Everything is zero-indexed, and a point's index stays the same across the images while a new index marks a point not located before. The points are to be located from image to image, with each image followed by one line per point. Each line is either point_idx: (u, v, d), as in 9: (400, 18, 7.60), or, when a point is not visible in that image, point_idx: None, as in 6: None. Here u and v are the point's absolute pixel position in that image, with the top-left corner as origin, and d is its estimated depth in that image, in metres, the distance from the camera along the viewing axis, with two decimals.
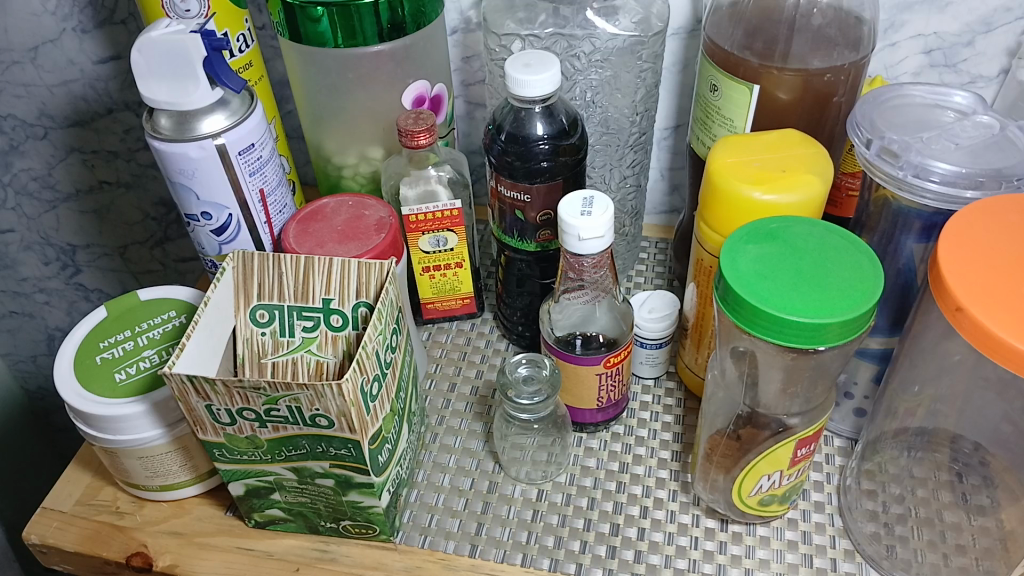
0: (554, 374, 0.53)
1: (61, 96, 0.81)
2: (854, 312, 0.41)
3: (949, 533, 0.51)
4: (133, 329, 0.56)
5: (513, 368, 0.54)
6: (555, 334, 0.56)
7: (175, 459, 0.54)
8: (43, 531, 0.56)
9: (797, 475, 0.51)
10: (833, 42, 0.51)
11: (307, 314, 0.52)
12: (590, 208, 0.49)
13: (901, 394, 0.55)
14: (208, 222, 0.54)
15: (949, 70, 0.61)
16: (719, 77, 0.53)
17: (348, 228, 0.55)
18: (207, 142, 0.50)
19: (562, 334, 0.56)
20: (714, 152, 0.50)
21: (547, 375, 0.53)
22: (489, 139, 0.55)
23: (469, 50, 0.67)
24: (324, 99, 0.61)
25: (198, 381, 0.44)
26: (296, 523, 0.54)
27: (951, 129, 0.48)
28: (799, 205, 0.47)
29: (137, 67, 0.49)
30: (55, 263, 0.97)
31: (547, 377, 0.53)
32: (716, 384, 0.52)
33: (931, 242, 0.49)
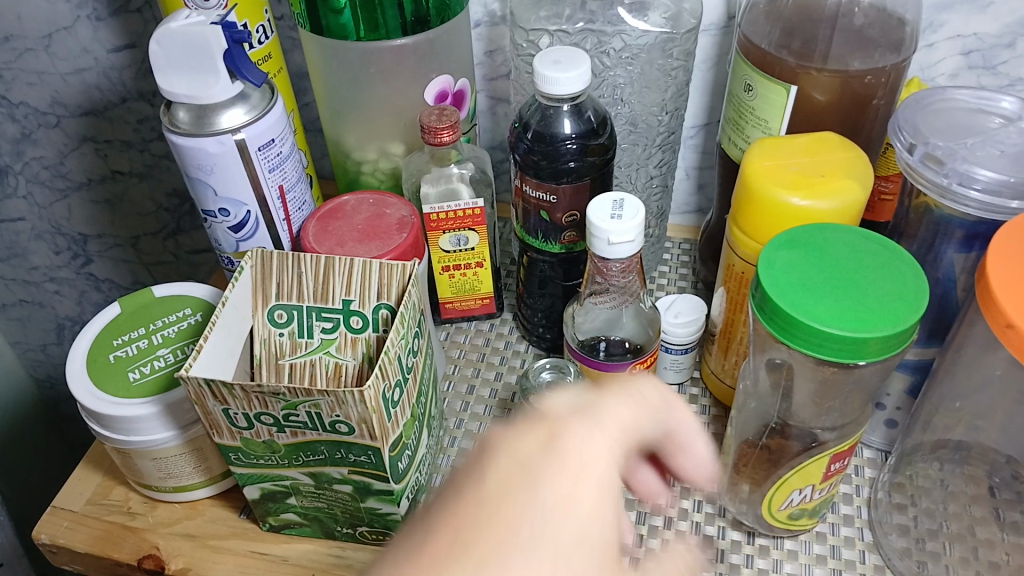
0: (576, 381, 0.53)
1: (75, 84, 0.80)
2: (897, 327, 0.39)
3: (982, 550, 0.50)
4: (148, 327, 0.55)
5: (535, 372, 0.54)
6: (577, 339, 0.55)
7: (190, 461, 0.52)
8: (53, 531, 0.55)
9: (829, 489, 0.49)
10: (875, 43, 0.49)
11: (326, 315, 0.51)
12: (620, 211, 0.47)
13: (940, 409, 0.53)
14: (226, 218, 0.53)
15: (987, 73, 0.59)
16: (754, 77, 0.51)
17: (370, 227, 0.54)
18: (227, 137, 0.49)
19: (588, 341, 0.55)
20: (749, 154, 0.49)
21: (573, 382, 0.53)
22: (515, 136, 0.54)
23: (493, 43, 0.65)
24: (345, 93, 0.59)
25: (216, 385, 0.43)
26: (312, 527, 0.53)
27: (996, 135, 0.46)
28: (837, 212, 0.46)
29: (156, 59, 0.48)
30: (66, 252, 0.96)
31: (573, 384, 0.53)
32: (747, 394, 0.51)
33: (973, 252, 0.47)
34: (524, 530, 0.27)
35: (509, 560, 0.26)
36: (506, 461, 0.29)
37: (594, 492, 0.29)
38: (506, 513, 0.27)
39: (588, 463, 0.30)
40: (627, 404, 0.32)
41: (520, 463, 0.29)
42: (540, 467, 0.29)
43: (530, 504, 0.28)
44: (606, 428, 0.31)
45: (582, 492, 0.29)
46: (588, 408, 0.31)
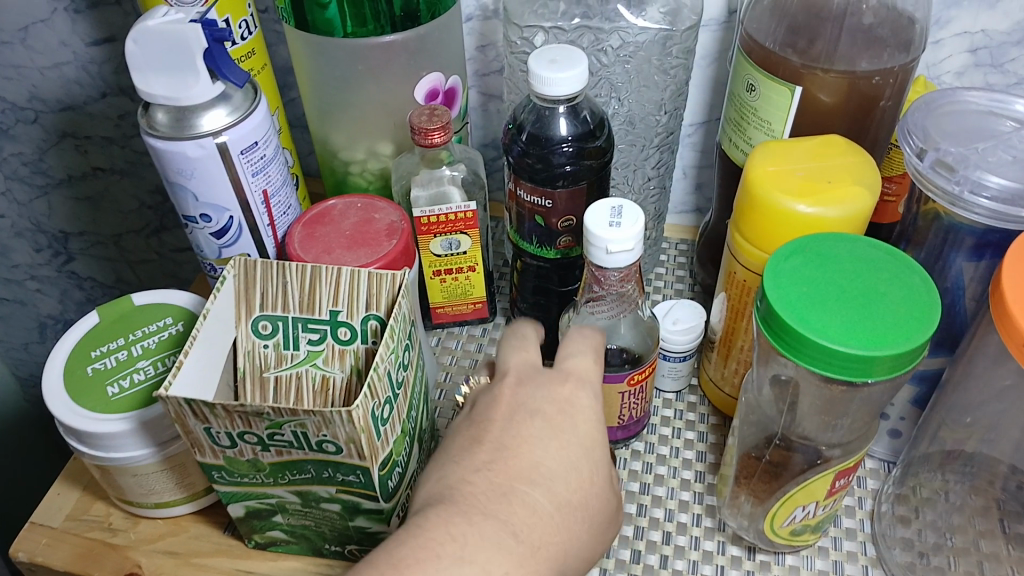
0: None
1: (54, 79, 0.77)
2: (911, 345, 0.38)
3: (987, 563, 0.49)
4: (127, 337, 0.53)
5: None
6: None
7: (172, 476, 0.50)
8: (31, 549, 0.53)
9: (832, 505, 0.48)
10: (884, 42, 0.47)
11: (313, 327, 0.49)
12: (619, 219, 0.45)
13: (948, 421, 0.51)
14: (207, 224, 0.51)
15: (995, 71, 0.57)
16: (757, 77, 0.49)
17: (358, 233, 0.52)
18: (207, 140, 0.47)
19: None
20: (753, 158, 0.47)
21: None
22: (508, 138, 0.52)
23: (485, 38, 0.63)
24: (331, 91, 0.57)
25: (196, 404, 0.41)
26: (298, 545, 0.51)
27: (1009, 140, 0.44)
28: (845, 219, 0.44)
29: (132, 59, 0.45)
30: (47, 250, 0.94)
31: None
32: (749, 405, 0.50)
33: (983, 261, 0.46)
34: (566, 450, 0.45)
35: (542, 469, 0.43)
36: (532, 419, 0.45)
37: (584, 441, 0.45)
38: (529, 453, 0.44)
39: (578, 417, 0.46)
40: (585, 388, 0.47)
41: (532, 421, 0.45)
42: (556, 411, 0.46)
43: (546, 442, 0.44)
44: (568, 389, 0.47)
45: (582, 427, 0.46)
46: (530, 374, 0.48)
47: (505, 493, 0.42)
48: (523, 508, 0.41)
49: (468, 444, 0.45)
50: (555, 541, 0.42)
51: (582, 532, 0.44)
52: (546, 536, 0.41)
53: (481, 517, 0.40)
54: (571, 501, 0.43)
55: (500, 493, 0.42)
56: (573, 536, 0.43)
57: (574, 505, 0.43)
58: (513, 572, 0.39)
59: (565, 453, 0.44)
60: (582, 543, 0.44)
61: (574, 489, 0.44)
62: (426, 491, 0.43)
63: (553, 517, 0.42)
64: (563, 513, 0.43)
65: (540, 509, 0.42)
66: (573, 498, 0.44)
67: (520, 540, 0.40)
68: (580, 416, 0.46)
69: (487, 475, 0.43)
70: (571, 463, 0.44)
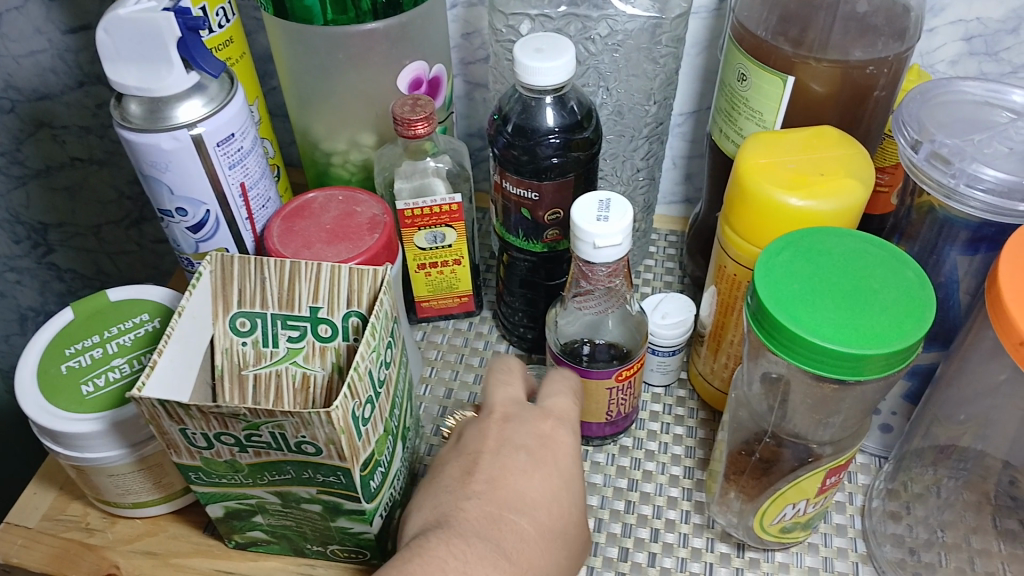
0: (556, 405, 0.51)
1: (28, 67, 0.75)
2: (905, 343, 0.37)
3: (978, 561, 0.48)
4: (102, 334, 0.51)
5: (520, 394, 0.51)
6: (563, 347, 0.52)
7: (149, 476, 0.49)
8: (6, 551, 0.52)
9: (823, 502, 0.47)
10: (878, 30, 0.46)
11: (292, 323, 0.47)
12: (607, 213, 0.44)
13: (941, 417, 0.51)
14: (184, 218, 0.49)
15: (989, 59, 0.56)
16: (748, 66, 0.48)
17: (339, 227, 0.50)
18: (183, 132, 0.45)
19: (574, 348, 0.52)
20: (744, 149, 0.46)
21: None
22: (494, 129, 0.51)
23: (470, 26, 0.61)
24: (311, 81, 0.55)
25: (171, 405, 0.39)
26: (280, 545, 0.50)
27: (1005, 131, 0.43)
28: (838, 212, 0.43)
29: (103, 48, 0.44)
30: (26, 242, 0.92)
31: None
32: (739, 402, 0.49)
33: (978, 254, 0.45)
34: (548, 480, 0.44)
35: (527, 500, 0.43)
36: (516, 453, 0.45)
37: (565, 473, 0.45)
38: (514, 484, 0.43)
39: (559, 451, 0.45)
40: (565, 426, 0.47)
41: (515, 457, 0.44)
42: (539, 446, 0.45)
43: (530, 474, 0.44)
44: (549, 424, 0.46)
45: (563, 463, 0.45)
46: (514, 410, 0.48)
47: (499, 519, 0.41)
48: (514, 535, 0.41)
49: (457, 478, 0.44)
50: (542, 568, 0.41)
51: (563, 562, 0.43)
52: (535, 563, 0.41)
53: (481, 539, 0.40)
54: (560, 528, 0.43)
55: (487, 520, 0.41)
56: (557, 564, 0.42)
57: (558, 534, 0.43)
58: None
59: (555, 484, 0.44)
60: (564, 571, 0.43)
61: (558, 517, 0.43)
62: (420, 520, 0.43)
63: (545, 542, 0.42)
64: (549, 540, 0.42)
65: (536, 533, 0.42)
66: (562, 526, 0.43)
67: (512, 562, 0.40)
68: (563, 451, 0.46)
69: (479, 503, 0.42)
70: (559, 493, 0.44)
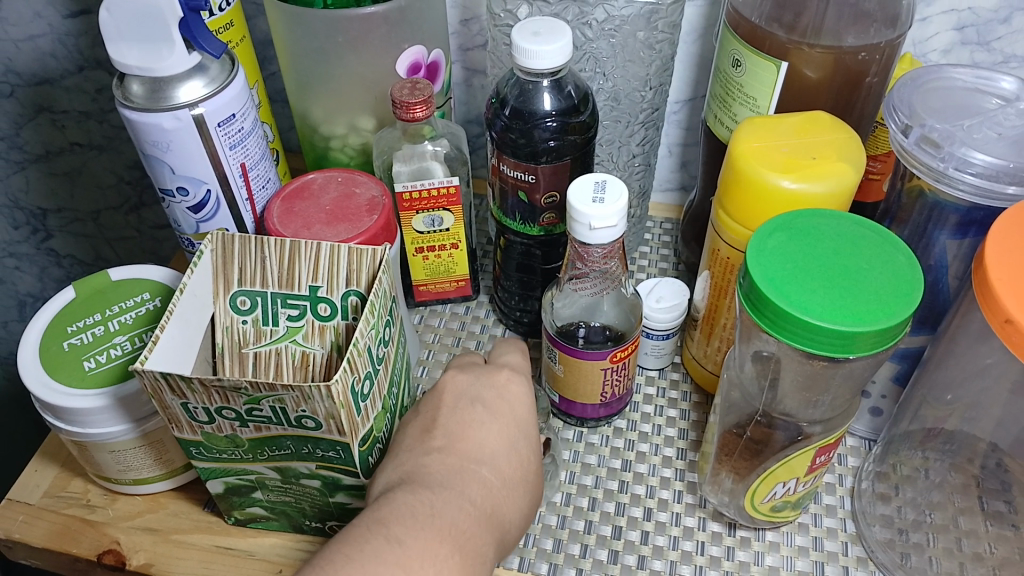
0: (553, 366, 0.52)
1: (28, 51, 0.75)
2: (893, 321, 0.37)
3: (966, 541, 0.49)
4: (104, 313, 0.52)
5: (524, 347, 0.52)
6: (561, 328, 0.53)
7: (149, 453, 0.50)
8: (8, 526, 0.52)
9: (813, 481, 0.48)
10: (871, 17, 0.46)
11: (292, 302, 0.48)
12: (602, 195, 0.45)
13: (930, 400, 0.51)
14: (185, 198, 0.50)
15: (981, 49, 0.56)
16: (743, 51, 0.49)
17: (338, 208, 0.51)
18: (184, 112, 0.46)
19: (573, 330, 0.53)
20: (738, 134, 0.46)
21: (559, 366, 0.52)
22: (491, 113, 0.52)
23: (468, 12, 0.61)
24: (311, 64, 0.56)
25: (173, 379, 0.40)
26: (279, 522, 0.51)
27: (994, 117, 0.44)
28: (830, 196, 0.44)
29: (105, 28, 0.45)
30: (25, 228, 0.92)
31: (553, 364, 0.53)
32: (732, 382, 0.50)
33: (967, 238, 0.46)
34: (505, 433, 0.45)
35: (485, 450, 0.44)
36: (473, 406, 0.46)
37: (522, 423, 0.47)
38: (473, 436, 0.44)
39: (514, 402, 0.47)
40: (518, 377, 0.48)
41: (473, 409, 0.46)
42: (493, 400, 0.47)
43: (487, 425, 0.45)
44: (504, 377, 0.48)
45: (518, 411, 0.47)
46: (469, 365, 0.49)
47: (462, 467, 0.43)
48: (476, 483, 0.42)
49: (416, 436, 0.45)
50: (506, 513, 0.43)
51: (521, 505, 0.45)
52: (497, 506, 0.43)
53: (446, 484, 0.41)
54: (519, 474, 0.45)
55: (451, 471, 0.42)
56: (516, 507, 0.44)
57: (516, 480, 0.44)
58: (477, 533, 0.40)
59: (510, 434, 0.46)
60: (523, 514, 0.45)
61: (517, 466, 0.45)
62: (386, 476, 0.43)
63: (504, 489, 0.43)
64: (511, 487, 0.44)
65: (495, 477, 0.43)
66: (520, 473, 0.45)
67: (475, 504, 0.41)
68: (520, 405, 0.47)
69: (441, 453, 0.43)
70: (513, 442, 0.45)
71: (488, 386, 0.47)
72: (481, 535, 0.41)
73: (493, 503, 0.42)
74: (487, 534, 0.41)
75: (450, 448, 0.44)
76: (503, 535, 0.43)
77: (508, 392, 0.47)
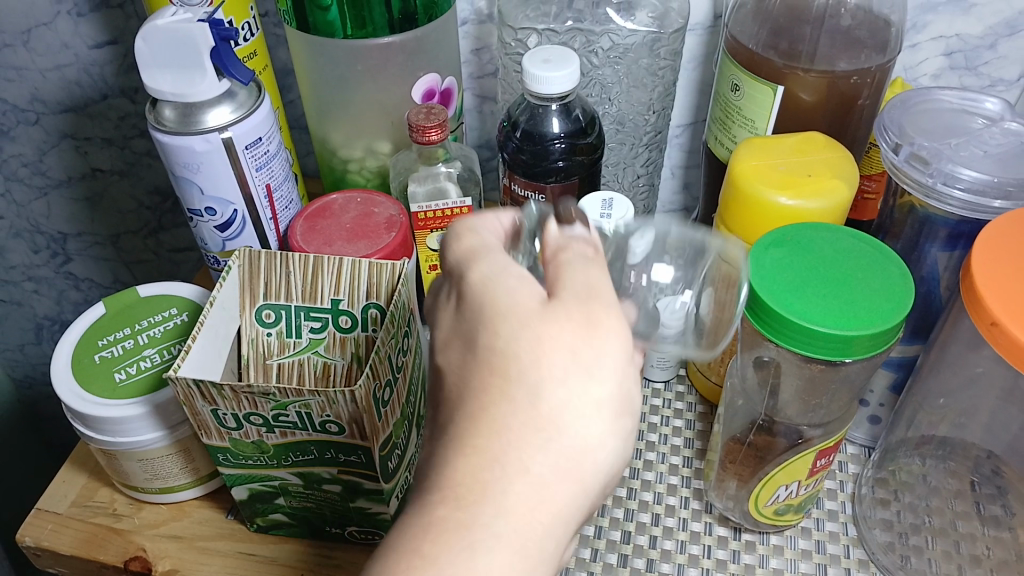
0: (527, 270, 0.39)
1: (54, 81, 0.75)
2: (884, 326, 0.40)
3: (963, 544, 0.51)
4: (133, 327, 0.54)
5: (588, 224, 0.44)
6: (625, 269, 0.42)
7: (176, 461, 0.52)
8: (37, 534, 0.54)
9: (813, 485, 0.50)
10: (862, 43, 0.49)
11: (315, 315, 0.51)
12: (610, 210, 0.48)
13: (925, 405, 0.54)
14: (212, 217, 0.53)
15: (969, 73, 0.59)
16: (742, 77, 0.52)
17: (358, 226, 0.54)
18: (213, 135, 0.48)
19: (641, 286, 0.42)
20: (737, 153, 0.49)
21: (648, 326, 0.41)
22: (503, 135, 0.54)
23: (480, 42, 0.64)
24: (331, 90, 0.58)
25: (205, 385, 0.42)
26: (300, 527, 0.53)
27: (980, 136, 0.47)
28: (825, 211, 0.47)
29: (141, 56, 0.47)
30: (45, 252, 0.91)
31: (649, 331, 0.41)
32: (734, 391, 0.52)
33: (956, 250, 0.48)
34: (454, 362, 0.34)
35: (451, 401, 0.33)
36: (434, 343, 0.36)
37: (469, 336, 0.33)
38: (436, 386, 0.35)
39: (473, 311, 0.33)
40: (462, 274, 0.35)
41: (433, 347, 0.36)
42: (464, 326, 0.34)
43: (444, 364, 0.34)
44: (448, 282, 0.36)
45: (466, 317, 0.34)
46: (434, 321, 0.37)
47: (452, 438, 0.31)
48: (442, 454, 0.31)
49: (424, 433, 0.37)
50: (501, 452, 0.31)
51: (520, 433, 0.31)
52: (483, 464, 0.30)
53: (447, 486, 0.30)
54: (535, 394, 0.31)
55: (440, 447, 0.32)
56: (508, 439, 0.31)
57: (481, 408, 0.31)
58: (450, 531, 0.29)
59: (502, 354, 0.32)
60: (527, 441, 0.31)
61: (481, 386, 0.32)
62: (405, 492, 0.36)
63: (523, 425, 0.31)
64: (480, 417, 0.31)
65: (489, 417, 0.31)
66: (541, 394, 0.31)
67: (452, 487, 0.30)
68: (493, 304, 0.33)
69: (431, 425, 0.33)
70: (510, 356, 0.32)
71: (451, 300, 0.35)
72: (521, 497, 0.30)
73: (512, 448, 0.31)
74: (523, 486, 0.31)
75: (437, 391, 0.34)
76: (504, 490, 0.30)
77: (481, 305, 0.33)
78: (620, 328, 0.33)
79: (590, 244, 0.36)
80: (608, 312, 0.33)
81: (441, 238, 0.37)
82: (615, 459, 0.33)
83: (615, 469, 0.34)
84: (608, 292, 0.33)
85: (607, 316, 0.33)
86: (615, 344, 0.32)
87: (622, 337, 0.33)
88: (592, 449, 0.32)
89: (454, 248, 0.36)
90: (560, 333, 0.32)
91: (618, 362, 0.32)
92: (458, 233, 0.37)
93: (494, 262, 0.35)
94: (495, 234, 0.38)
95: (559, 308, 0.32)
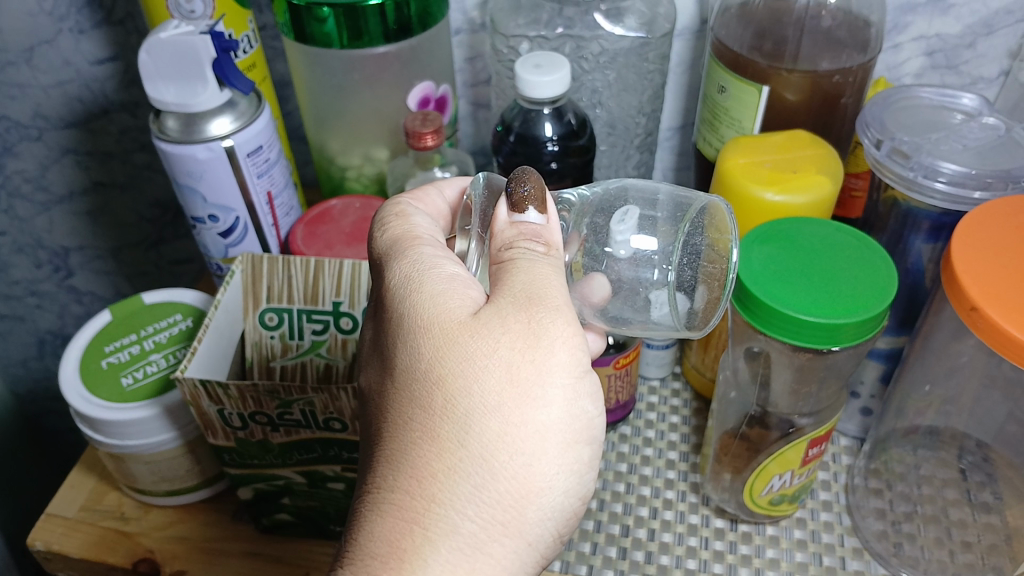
0: (470, 245, 0.42)
1: (57, 97, 0.76)
2: (867, 312, 0.41)
3: (955, 530, 0.52)
4: (139, 333, 0.56)
5: (557, 195, 0.43)
6: (603, 247, 0.42)
7: (183, 464, 0.53)
8: (47, 538, 0.55)
9: (807, 474, 0.51)
10: (842, 44, 0.51)
11: (316, 317, 0.52)
12: None
13: (912, 394, 0.56)
14: (215, 224, 0.54)
15: (950, 72, 0.60)
16: (728, 79, 0.53)
17: (358, 230, 0.56)
18: (215, 144, 0.50)
19: (625, 274, 0.41)
20: (725, 152, 0.50)
21: (637, 315, 0.42)
22: (498, 139, 0.56)
23: (474, 50, 0.65)
24: (330, 100, 0.60)
25: (212, 385, 0.43)
26: (304, 527, 0.54)
27: (959, 131, 0.48)
28: (810, 206, 0.48)
29: (144, 68, 0.49)
30: (47, 266, 0.91)
31: (641, 319, 0.41)
32: (728, 384, 0.54)
33: (940, 242, 0.50)
34: (388, 396, 0.35)
35: (385, 435, 0.34)
36: (370, 369, 0.37)
37: (404, 368, 0.34)
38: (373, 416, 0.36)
39: (407, 343, 0.35)
40: (397, 293, 0.36)
41: (370, 374, 0.37)
42: (398, 360, 0.35)
43: (380, 396, 0.35)
44: (381, 297, 0.38)
45: (401, 347, 0.35)
46: (373, 347, 0.38)
47: (393, 481, 0.32)
48: (375, 497, 0.32)
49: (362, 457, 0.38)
50: (429, 493, 0.32)
51: (450, 472, 0.32)
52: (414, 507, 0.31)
53: (383, 541, 0.31)
54: (474, 425, 0.32)
55: (377, 488, 0.32)
56: (438, 476, 0.32)
57: (412, 449, 0.33)
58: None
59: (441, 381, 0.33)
60: (458, 480, 0.32)
61: (415, 424, 0.33)
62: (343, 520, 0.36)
63: (465, 463, 0.32)
64: (412, 457, 0.32)
65: (436, 450, 0.32)
66: (470, 429, 0.32)
67: (382, 532, 0.31)
68: (435, 326, 0.34)
69: (373, 461, 0.34)
70: (448, 386, 0.33)
71: (389, 321, 0.36)
72: (455, 544, 0.31)
73: (454, 485, 0.32)
74: (466, 526, 0.31)
75: (379, 422, 0.35)
76: (432, 533, 0.31)
77: (422, 330, 0.34)
78: (569, 340, 0.34)
79: (541, 239, 0.37)
80: (551, 325, 0.34)
81: (374, 220, 0.42)
82: (572, 490, 0.34)
83: (576, 499, 0.35)
84: (556, 299, 0.34)
85: (554, 327, 0.34)
86: (563, 365, 0.34)
87: (571, 349, 0.34)
88: (527, 483, 0.33)
89: (387, 237, 0.40)
90: (500, 352, 0.33)
91: (566, 387, 0.34)
92: (391, 216, 0.41)
93: (434, 271, 0.37)
94: (426, 208, 0.45)
95: (501, 324, 0.34)
